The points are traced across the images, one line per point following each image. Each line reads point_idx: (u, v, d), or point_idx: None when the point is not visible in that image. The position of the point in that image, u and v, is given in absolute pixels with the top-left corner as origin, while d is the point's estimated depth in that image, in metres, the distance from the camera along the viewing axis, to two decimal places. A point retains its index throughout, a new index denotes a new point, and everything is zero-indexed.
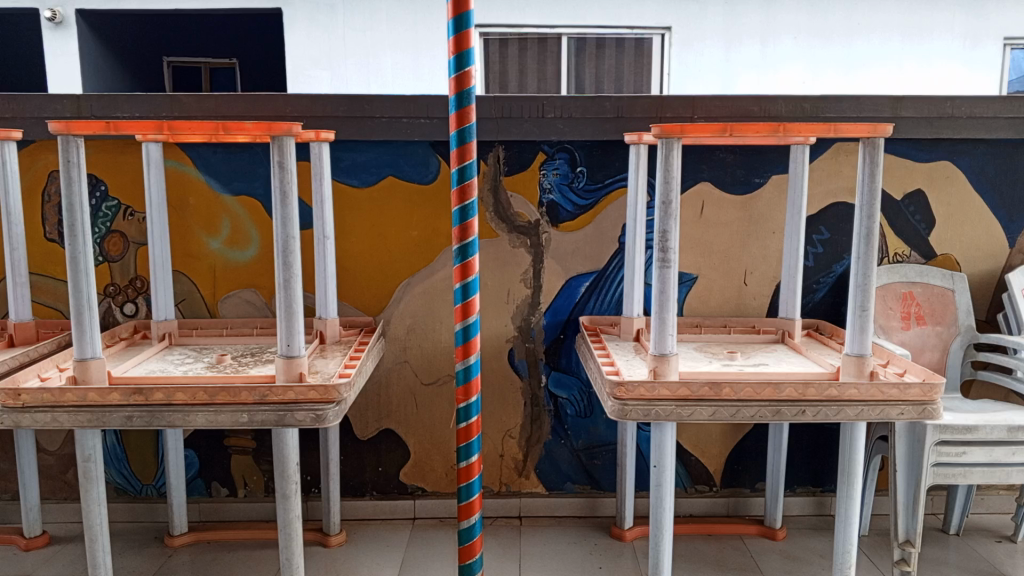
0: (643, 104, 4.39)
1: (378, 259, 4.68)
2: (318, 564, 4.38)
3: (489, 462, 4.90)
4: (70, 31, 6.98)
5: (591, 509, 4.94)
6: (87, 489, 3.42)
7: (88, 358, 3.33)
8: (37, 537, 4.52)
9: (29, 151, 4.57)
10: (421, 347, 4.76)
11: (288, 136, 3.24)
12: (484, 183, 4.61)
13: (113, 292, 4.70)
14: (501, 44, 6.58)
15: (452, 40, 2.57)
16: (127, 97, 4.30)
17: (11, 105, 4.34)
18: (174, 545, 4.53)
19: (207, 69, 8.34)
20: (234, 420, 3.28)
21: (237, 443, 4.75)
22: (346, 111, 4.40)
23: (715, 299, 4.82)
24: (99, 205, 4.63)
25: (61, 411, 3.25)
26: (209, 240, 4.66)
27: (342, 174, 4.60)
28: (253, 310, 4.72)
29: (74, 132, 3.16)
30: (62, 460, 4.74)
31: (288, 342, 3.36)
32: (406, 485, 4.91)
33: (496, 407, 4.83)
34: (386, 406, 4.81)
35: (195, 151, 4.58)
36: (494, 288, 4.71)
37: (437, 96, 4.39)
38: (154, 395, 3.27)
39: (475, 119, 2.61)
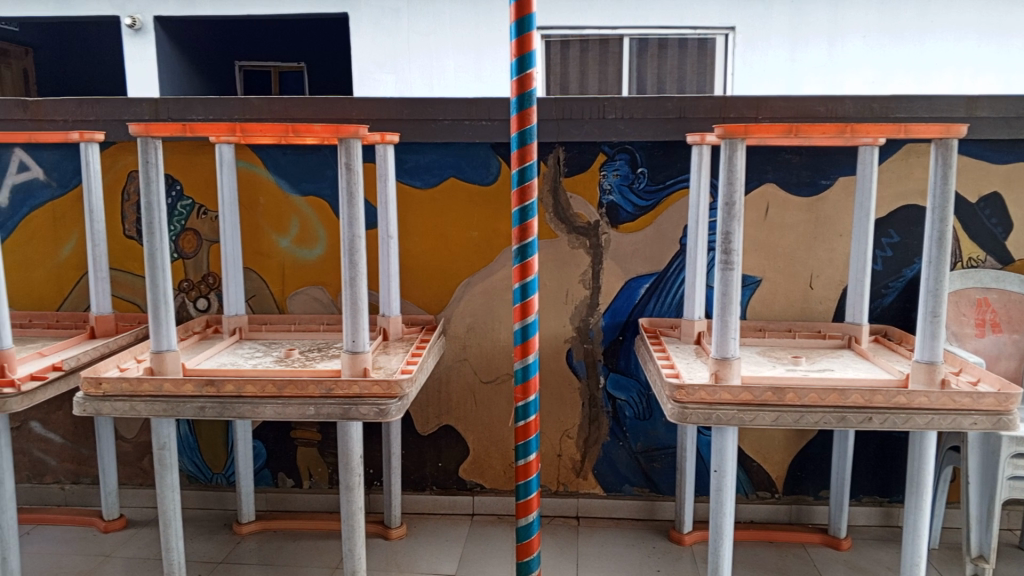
0: (707, 105, 4.33)
1: (439, 259, 4.75)
2: (379, 556, 4.46)
3: (546, 462, 4.92)
4: (148, 36, 7.24)
5: (649, 512, 4.90)
6: (163, 475, 3.57)
7: (164, 351, 3.48)
8: (116, 520, 4.73)
9: (110, 151, 4.78)
10: (480, 347, 4.81)
11: (355, 139, 3.34)
12: (544, 184, 4.64)
13: (187, 287, 4.88)
14: (563, 45, 6.60)
15: (514, 43, 2.61)
16: (202, 100, 4.47)
17: (94, 109, 4.56)
18: (242, 532, 4.67)
19: (275, 73, 8.72)
20: (302, 412, 3.38)
21: (303, 435, 4.88)
22: (409, 113, 4.47)
23: (780, 302, 4.74)
24: (174, 204, 4.82)
25: (139, 401, 3.39)
26: (278, 238, 4.80)
27: (405, 175, 4.69)
28: (319, 307, 4.83)
29: (152, 134, 3.32)
30: (138, 447, 4.94)
31: (353, 338, 3.45)
32: (465, 482, 4.97)
33: (555, 407, 4.85)
34: (445, 403, 4.88)
35: (265, 152, 4.73)
36: (552, 289, 4.74)
37: (499, 98, 4.43)
38: (225, 387, 3.40)
39: (536, 121, 2.63)
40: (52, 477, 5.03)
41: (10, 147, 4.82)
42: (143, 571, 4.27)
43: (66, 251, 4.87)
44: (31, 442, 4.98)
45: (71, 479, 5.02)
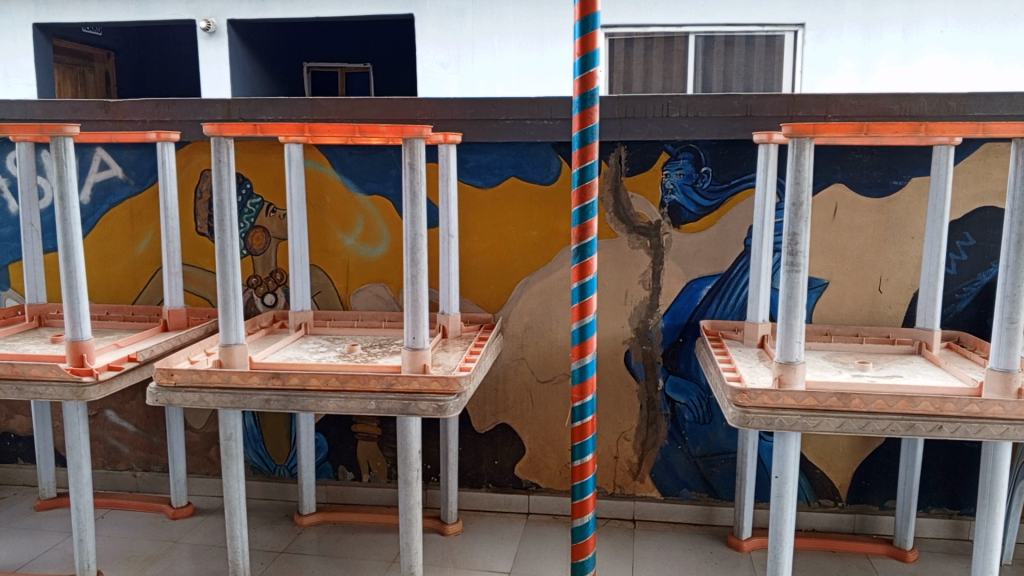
0: (773, 104, 4.25)
1: (499, 257, 4.78)
2: (436, 551, 4.51)
3: (603, 463, 4.89)
4: (222, 39, 7.48)
5: (708, 517, 4.82)
6: (229, 465, 3.71)
7: (233, 344, 3.60)
8: (184, 507, 4.91)
9: (185, 151, 4.96)
10: (538, 346, 4.82)
11: (419, 139, 3.39)
12: (605, 183, 4.62)
13: (256, 283, 5.02)
14: (626, 44, 6.56)
15: (577, 42, 2.61)
16: (272, 101, 4.59)
17: (170, 110, 4.73)
18: (303, 523, 4.79)
19: (343, 73, 9.02)
20: (363, 407, 3.46)
21: (363, 429, 4.98)
22: (472, 113, 4.52)
23: (847, 306, 4.61)
24: (245, 202, 4.97)
25: (208, 392, 3.52)
26: (343, 236, 4.90)
27: (467, 175, 4.73)
28: (382, 304, 4.91)
29: (225, 134, 3.46)
30: (206, 438, 5.11)
31: (413, 335, 3.50)
32: (521, 480, 4.98)
33: (612, 408, 4.82)
34: (502, 401, 4.91)
35: (332, 152, 4.83)
36: (611, 289, 4.71)
37: (561, 98, 4.44)
38: (290, 380, 3.49)
39: (598, 119, 2.62)
40: (125, 464, 5.24)
41: (92, 147, 5.05)
42: (209, 557, 4.42)
43: (142, 247, 5.07)
44: (107, 430, 5.21)
45: (144, 465, 5.23)
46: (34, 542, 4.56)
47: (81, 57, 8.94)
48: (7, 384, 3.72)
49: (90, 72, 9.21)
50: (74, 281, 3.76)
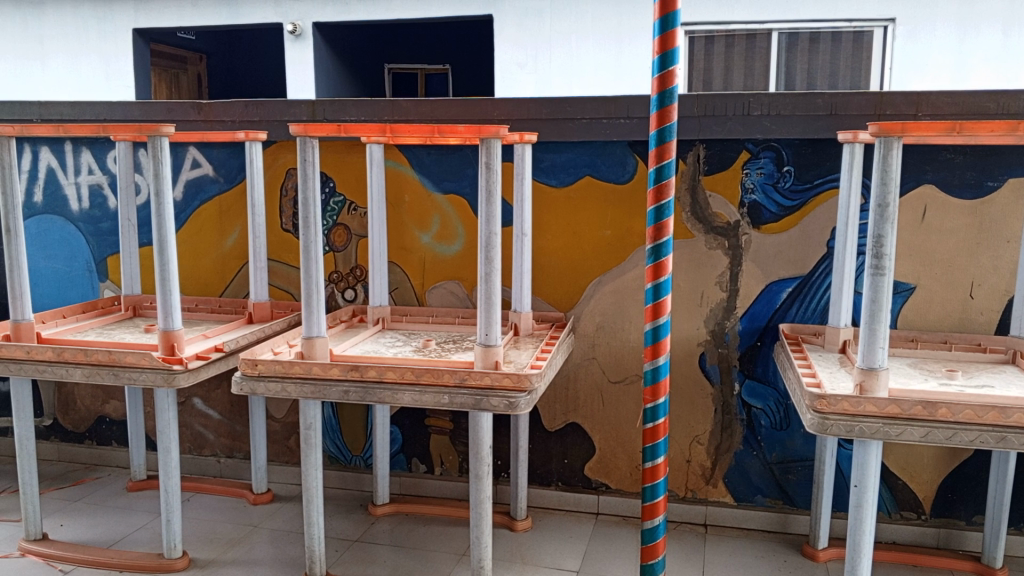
0: (860, 102, 4.12)
1: (573, 257, 4.78)
2: (505, 546, 4.55)
3: (675, 467, 4.84)
4: (307, 42, 7.71)
5: (782, 525, 4.71)
6: (307, 454, 3.84)
7: (315, 336, 3.73)
8: (264, 494, 5.09)
9: (272, 150, 5.14)
10: (610, 346, 4.80)
11: (495, 138, 3.44)
12: (682, 182, 4.56)
13: (337, 279, 5.17)
14: (706, 41, 6.47)
15: (656, 40, 2.60)
16: (354, 102, 4.72)
17: (259, 110, 4.92)
18: (377, 513, 4.91)
19: (423, 74, 9.50)
20: (436, 401, 3.52)
21: (436, 423, 5.06)
22: (549, 113, 4.55)
23: (935, 312, 4.42)
24: (328, 200, 5.12)
25: (290, 382, 3.66)
26: (420, 234, 4.99)
27: (542, 174, 4.75)
28: (456, 301, 4.98)
29: (310, 134, 3.59)
30: (286, 427, 5.28)
31: (486, 332, 3.54)
32: (591, 480, 4.97)
33: (686, 412, 4.76)
34: (573, 400, 4.91)
35: (411, 152, 4.93)
36: (687, 290, 4.65)
37: (638, 96, 4.41)
38: (368, 372, 3.60)
39: (676, 119, 2.61)
40: (211, 450, 5.47)
41: (185, 146, 5.29)
42: (287, 542, 4.57)
43: (230, 241, 5.28)
44: (194, 416, 5.45)
45: (228, 452, 5.44)
46: (126, 521, 4.81)
47: (176, 60, 9.41)
48: (104, 369, 3.96)
49: (184, 74, 9.65)
50: (167, 273, 3.94)
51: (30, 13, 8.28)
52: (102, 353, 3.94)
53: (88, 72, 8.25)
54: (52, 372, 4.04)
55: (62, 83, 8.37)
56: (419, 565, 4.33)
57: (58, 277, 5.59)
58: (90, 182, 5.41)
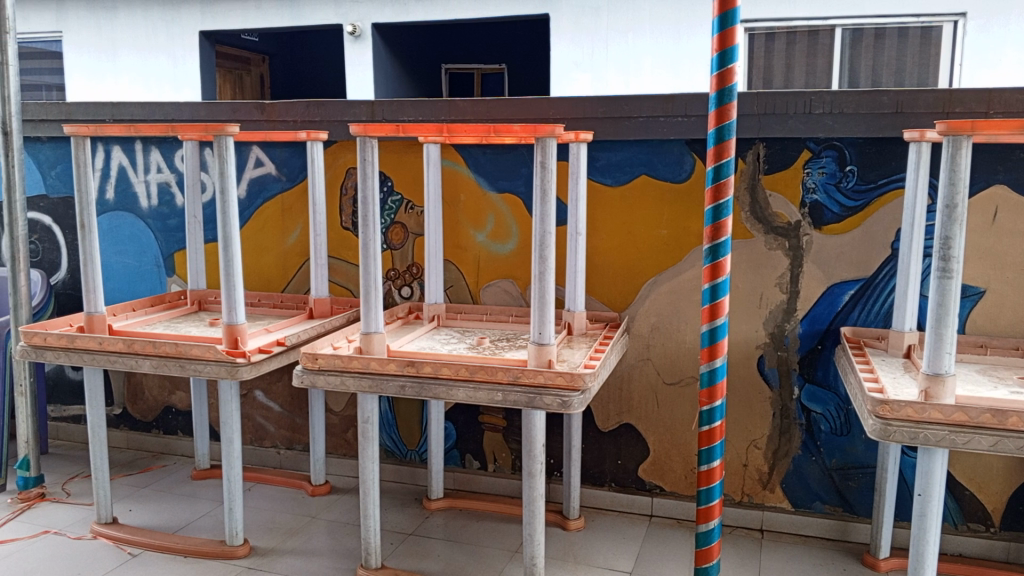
0: (927, 99, 4.00)
1: (628, 257, 4.75)
2: (557, 545, 4.56)
3: (730, 470, 4.77)
4: (366, 43, 7.84)
5: (842, 533, 4.60)
6: (365, 447, 3.92)
7: (373, 332, 3.79)
8: (322, 485, 5.20)
9: (332, 150, 5.23)
10: (665, 347, 4.76)
11: (551, 137, 3.45)
12: (741, 182, 4.48)
13: (394, 276, 5.24)
14: (767, 38, 6.38)
15: (716, 38, 2.60)
16: (413, 102, 4.79)
17: (320, 111, 5.02)
18: (431, 508, 4.97)
19: (479, 74, 9.93)
20: (490, 398, 3.55)
21: (489, 420, 5.09)
22: (605, 111, 4.55)
23: (1007, 317, 4.27)
24: (386, 198, 5.19)
25: (348, 376, 3.74)
26: (475, 233, 5.03)
27: (597, 173, 4.73)
28: (510, 299, 5.00)
29: (370, 134, 3.67)
30: (344, 421, 5.37)
31: (539, 330, 3.55)
32: (645, 482, 4.94)
33: (743, 415, 4.69)
34: (627, 401, 4.88)
35: (467, 152, 4.97)
36: (745, 291, 4.58)
37: (697, 95, 4.37)
38: (424, 368, 3.65)
39: (735, 115, 2.61)
40: (270, 441, 5.61)
41: (249, 146, 5.43)
42: (343, 533, 4.66)
43: (292, 239, 5.40)
44: (255, 409, 5.59)
45: (287, 444, 5.56)
46: (190, 508, 4.96)
47: (239, 61, 9.76)
48: (171, 361, 4.10)
49: (248, 76, 10.06)
50: (232, 269, 4.06)
51: (103, 18, 8.63)
52: (170, 345, 4.08)
53: (158, 74, 8.58)
54: (121, 362, 4.20)
55: (133, 85, 8.68)
56: (472, 560, 4.37)
57: (127, 272, 5.79)
58: (158, 180, 5.60)
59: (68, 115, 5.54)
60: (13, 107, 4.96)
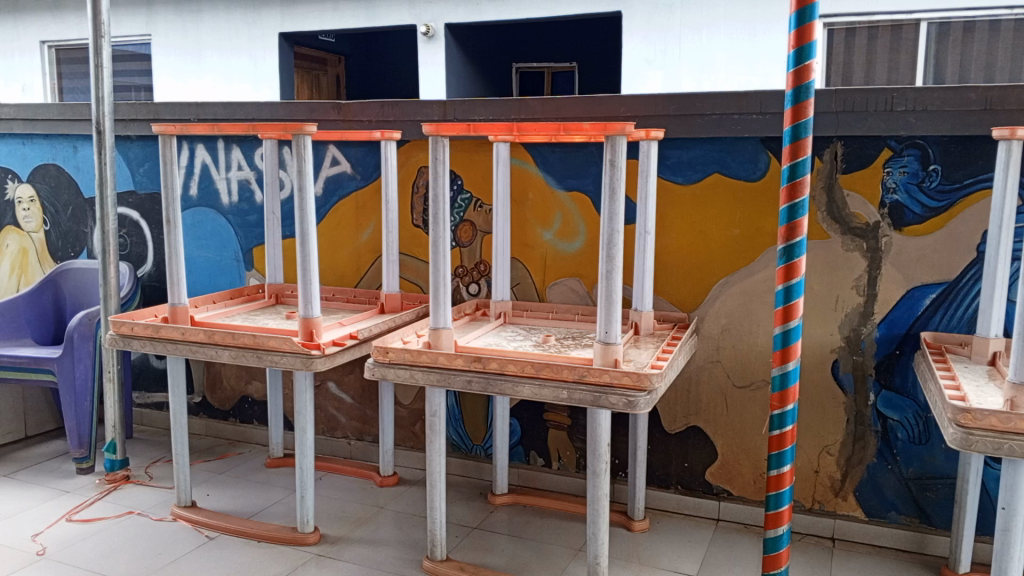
0: (1019, 95, 3.82)
1: (697, 257, 4.69)
2: (621, 546, 4.53)
3: (801, 477, 4.65)
4: (439, 43, 8.65)
5: (918, 545, 4.44)
6: (432, 440, 4.00)
7: (441, 327, 3.86)
8: (390, 477, 5.32)
9: (405, 149, 5.33)
10: (736, 349, 4.68)
11: (621, 135, 3.43)
12: (817, 181, 4.37)
13: (462, 273, 5.30)
14: (847, 33, 6.84)
15: (793, 34, 2.62)
16: (483, 101, 4.84)
17: (394, 111, 5.13)
18: (496, 503, 5.01)
19: (550, 73, 10.25)
20: (555, 395, 3.56)
21: (554, 418, 5.11)
22: (677, 109, 4.50)
23: None
24: (456, 196, 5.26)
25: (417, 370, 3.81)
26: (543, 231, 5.04)
27: (667, 171, 4.68)
28: (576, 297, 5.00)
29: (441, 133, 3.72)
30: (412, 414, 5.47)
31: (606, 329, 3.54)
32: (712, 486, 4.86)
33: (815, 420, 4.57)
34: (695, 403, 4.82)
35: (537, 150, 4.99)
36: (820, 293, 4.47)
37: (773, 92, 4.28)
38: (491, 364, 3.69)
39: (811, 113, 2.63)
40: (341, 432, 5.75)
41: (325, 145, 5.57)
42: (410, 524, 4.75)
43: (365, 236, 5.52)
44: (328, 400, 5.75)
45: (358, 435, 5.69)
46: (264, 495, 5.13)
47: (316, 61, 10.45)
48: (249, 352, 4.24)
49: (324, 76, 10.86)
50: (308, 263, 4.18)
51: (190, 21, 9.59)
52: (248, 337, 4.23)
53: (241, 72, 9.46)
54: (202, 353, 4.36)
55: (216, 83, 9.61)
56: (536, 556, 4.39)
57: (209, 265, 6.02)
58: (239, 178, 5.81)
59: (156, 114, 5.80)
60: (106, 107, 5.22)
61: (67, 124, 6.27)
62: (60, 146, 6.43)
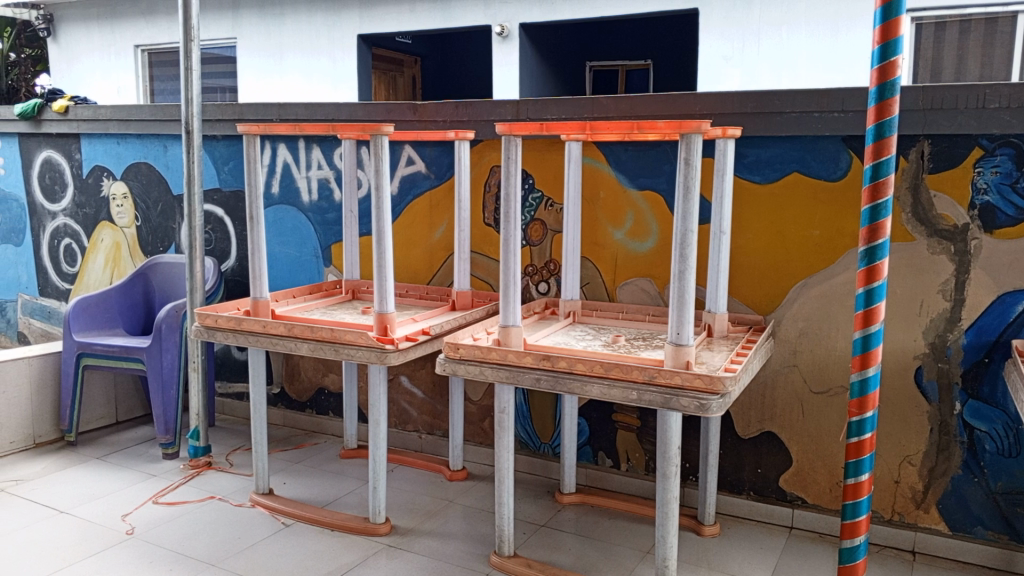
0: None
1: (775, 258, 4.59)
2: (690, 550, 4.48)
3: (880, 486, 4.50)
4: (514, 43, 8.75)
5: (1006, 563, 4.23)
6: (501, 436, 4.04)
7: (511, 325, 3.89)
8: (459, 471, 5.39)
9: (478, 148, 5.38)
10: (813, 353, 4.57)
11: (697, 134, 3.40)
12: (901, 181, 4.22)
13: (532, 272, 5.33)
14: (936, 27, 6.83)
15: (878, 29, 2.59)
16: (557, 101, 4.85)
17: (469, 111, 5.20)
18: (563, 502, 5.02)
19: (624, 70, 10.29)
20: (625, 396, 3.55)
21: (623, 419, 5.08)
22: (755, 106, 4.41)
23: None
24: (527, 196, 5.29)
25: (487, 366, 3.85)
26: (614, 231, 5.02)
27: (745, 170, 4.60)
28: (647, 298, 4.96)
29: (515, 133, 3.76)
30: (481, 410, 5.53)
31: (678, 330, 3.50)
32: (785, 493, 4.75)
33: (896, 429, 4.42)
34: (769, 408, 4.72)
35: (609, 149, 4.97)
36: (904, 297, 4.32)
37: (855, 89, 4.16)
38: (560, 363, 3.70)
39: (897, 111, 2.60)
40: (413, 426, 5.85)
41: (402, 145, 5.68)
42: (478, 519, 4.80)
43: (438, 234, 5.61)
44: (400, 393, 5.86)
45: (428, 429, 5.79)
46: (338, 485, 5.27)
47: (393, 63, 10.70)
48: (327, 345, 4.37)
49: (401, 76, 11.10)
50: (383, 260, 4.28)
51: (273, 25, 9.95)
52: (326, 331, 4.35)
53: (321, 72, 9.73)
54: (282, 345, 4.50)
55: (297, 85, 9.89)
56: (603, 556, 4.38)
57: (289, 261, 6.22)
58: (318, 177, 5.98)
59: (241, 115, 6.03)
60: (195, 108, 5.44)
61: (159, 124, 6.58)
62: (151, 145, 6.74)
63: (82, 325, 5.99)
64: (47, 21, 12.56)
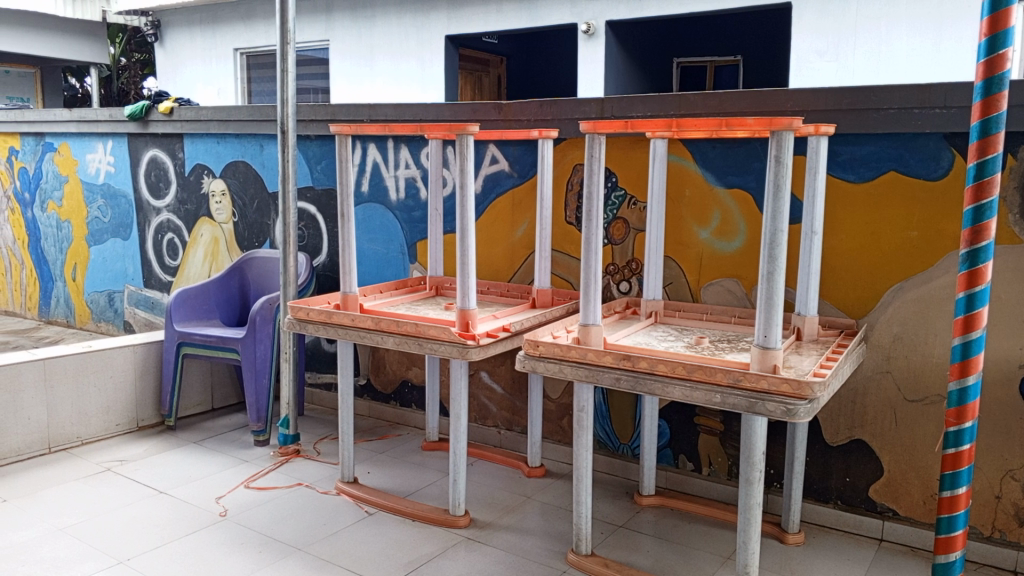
0: None
1: (869, 259, 4.42)
2: (773, 557, 4.37)
3: (980, 502, 4.28)
4: (599, 40, 8.71)
5: None
6: (579, 435, 4.04)
7: (591, 324, 3.89)
8: (537, 468, 5.41)
9: (561, 147, 5.39)
10: (909, 359, 4.38)
11: (788, 131, 3.30)
12: (1008, 181, 4.01)
13: (614, 271, 5.31)
14: None
15: (986, 21, 2.49)
16: (643, 98, 4.82)
17: (554, 109, 5.21)
18: (642, 503, 4.97)
19: (712, 66, 10.17)
20: (708, 399, 3.49)
21: (706, 422, 5.00)
22: (850, 103, 4.26)
23: None
24: (610, 194, 5.26)
25: (566, 365, 3.86)
26: (699, 230, 4.95)
27: (838, 169, 4.45)
28: (733, 299, 4.86)
29: (599, 131, 3.75)
30: (560, 408, 5.54)
31: (764, 333, 3.43)
32: (875, 504, 4.57)
33: (998, 442, 4.19)
34: (860, 416, 4.56)
35: (695, 146, 4.89)
36: (1010, 304, 4.09)
37: (959, 84, 3.96)
38: (640, 363, 3.67)
39: (1004, 106, 2.48)
40: (492, 421, 5.92)
41: (486, 143, 5.74)
42: (556, 517, 4.82)
43: (520, 232, 5.65)
44: (480, 389, 5.94)
45: (508, 425, 5.84)
46: (419, 476, 5.38)
47: (479, 63, 10.85)
48: (411, 339, 4.46)
49: (487, 76, 11.23)
50: (467, 257, 4.34)
51: (364, 26, 10.22)
52: (410, 325, 4.45)
53: (409, 73, 9.95)
54: (368, 338, 4.63)
55: (385, 86, 10.13)
56: (681, 560, 4.33)
57: (376, 257, 6.38)
58: (406, 176, 6.11)
59: (334, 115, 6.23)
60: (289, 108, 5.65)
61: (256, 124, 6.85)
62: (248, 144, 7.04)
63: (182, 316, 6.31)
64: (155, 27, 13.35)
